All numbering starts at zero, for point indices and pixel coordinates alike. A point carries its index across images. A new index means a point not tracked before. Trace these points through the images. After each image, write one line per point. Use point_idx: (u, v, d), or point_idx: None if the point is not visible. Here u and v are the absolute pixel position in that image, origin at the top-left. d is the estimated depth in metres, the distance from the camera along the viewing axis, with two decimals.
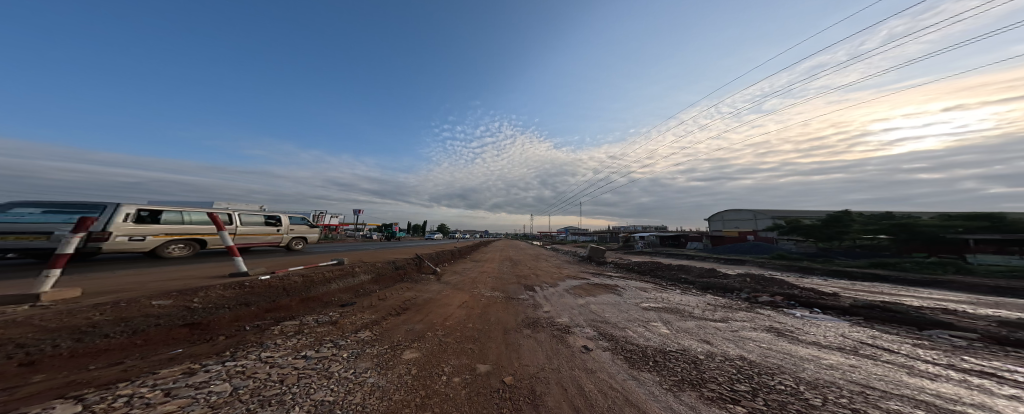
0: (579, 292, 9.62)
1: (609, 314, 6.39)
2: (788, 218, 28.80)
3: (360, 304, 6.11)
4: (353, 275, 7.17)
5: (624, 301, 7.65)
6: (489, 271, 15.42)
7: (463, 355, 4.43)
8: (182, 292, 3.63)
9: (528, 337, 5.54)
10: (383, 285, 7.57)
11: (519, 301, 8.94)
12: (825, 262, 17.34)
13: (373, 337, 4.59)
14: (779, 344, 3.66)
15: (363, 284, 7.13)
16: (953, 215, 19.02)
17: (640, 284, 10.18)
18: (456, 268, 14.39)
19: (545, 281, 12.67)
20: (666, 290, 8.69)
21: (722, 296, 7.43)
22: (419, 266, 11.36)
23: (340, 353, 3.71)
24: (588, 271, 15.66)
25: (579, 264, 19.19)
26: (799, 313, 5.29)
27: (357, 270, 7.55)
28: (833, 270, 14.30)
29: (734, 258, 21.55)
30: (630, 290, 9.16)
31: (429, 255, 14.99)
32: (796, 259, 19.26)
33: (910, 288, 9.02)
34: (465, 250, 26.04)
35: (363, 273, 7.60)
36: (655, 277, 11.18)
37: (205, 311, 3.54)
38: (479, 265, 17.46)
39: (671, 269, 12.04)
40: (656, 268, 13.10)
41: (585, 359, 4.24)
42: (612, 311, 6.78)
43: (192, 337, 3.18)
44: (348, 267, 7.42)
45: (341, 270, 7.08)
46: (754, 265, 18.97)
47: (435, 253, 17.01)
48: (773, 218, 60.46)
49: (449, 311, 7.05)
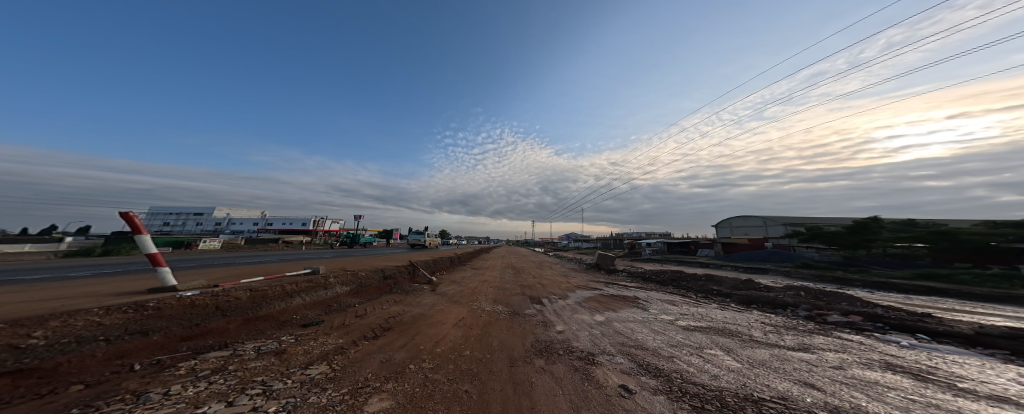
0: (594, 306, 8.31)
1: (644, 337, 5.04)
2: (808, 225, 27.26)
3: (328, 324, 4.85)
4: (327, 286, 5.96)
5: (654, 319, 6.31)
6: (491, 280, 14.14)
7: (453, 404, 3.14)
8: (32, 322, 2.46)
9: (542, 372, 4.22)
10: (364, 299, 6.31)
11: (524, 317, 7.66)
12: (859, 272, 15.86)
13: (330, 374, 3.29)
14: (949, 400, 2.30)
15: (339, 297, 5.90)
16: (998, 222, 17.51)
17: (664, 296, 8.82)
18: (454, 277, 13.07)
19: (552, 292, 11.36)
20: (700, 305, 7.37)
21: (774, 314, 6.07)
22: (412, 276, 10.11)
23: (264, 408, 2.42)
24: (599, 280, 14.25)
25: (588, 272, 17.81)
26: (906, 342, 3.93)
27: (333, 281, 6.32)
28: (876, 281, 12.78)
29: (753, 267, 20.07)
30: (656, 304, 7.83)
31: (425, 262, 13.71)
32: (824, 269, 17.75)
33: (990, 306, 7.58)
34: (465, 258, 24.76)
35: (341, 284, 6.36)
36: (679, 288, 9.82)
37: (58, 347, 2.31)
38: (479, 273, 16.17)
39: (696, 279, 10.66)
40: (677, 277, 11.73)
41: (628, 409, 2.91)
42: (643, 331, 5.45)
43: (10, 392, 1.92)
44: (322, 276, 6.19)
45: (312, 280, 5.86)
46: (778, 275, 17.46)
47: (432, 261, 15.74)
48: (784, 225, 58.72)
49: (441, 332, 5.75)
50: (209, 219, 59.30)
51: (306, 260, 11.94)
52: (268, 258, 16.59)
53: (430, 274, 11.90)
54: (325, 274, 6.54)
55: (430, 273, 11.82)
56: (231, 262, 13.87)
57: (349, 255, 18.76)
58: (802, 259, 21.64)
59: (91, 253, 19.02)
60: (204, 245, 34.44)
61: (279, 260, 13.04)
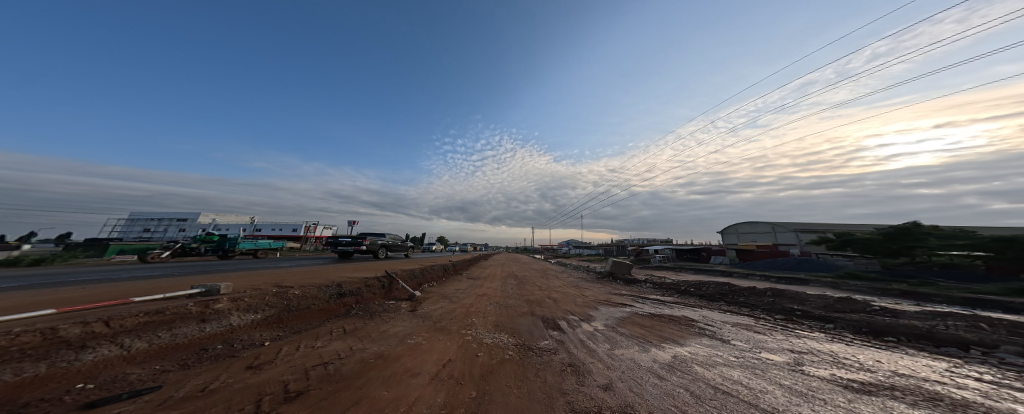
0: (640, 333, 5.86)
1: (794, 409, 2.59)
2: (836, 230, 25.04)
3: (182, 380, 2.37)
4: (215, 315, 3.47)
5: (763, 363, 3.85)
6: (490, 294, 11.71)
7: None
8: None
9: None
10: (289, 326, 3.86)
11: (541, 356, 5.15)
12: (921, 284, 13.64)
13: None
14: None
15: (234, 332, 3.30)
16: None
17: (731, 319, 6.38)
18: (446, 291, 10.52)
19: (569, 311, 8.94)
20: (806, 336, 4.92)
21: (968, 359, 3.62)
22: (386, 292, 7.58)
23: None
24: (621, 293, 11.78)
25: (603, 283, 15.39)
26: None
27: (234, 307, 3.83)
28: (963, 298, 10.47)
29: (789, 279, 17.63)
30: (735, 333, 5.36)
31: (411, 272, 11.22)
32: (874, 280, 15.54)
33: None
34: (462, 266, 22.22)
35: (248, 309, 3.87)
36: (742, 307, 7.40)
37: None
38: (477, 285, 13.67)
39: (756, 291, 8.26)
40: (725, 289, 9.37)
41: None
42: (774, 392, 2.97)
43: None
44: (212, 300, 3.71)
45: (182, 309, 3.33)
46: (824, 287, 15.09)
47: (421, 270, 13.17)
48: (795, 231, 56.64)
49: (409, 395, 3.25)
50: (193, 225, 56.19)
51: (257, 274, 9.41)
52: (230, 265, 14.17)
53: (415, 288, 9.37)
54: (227, 295, 4.08)
55: (415, 287, 9.32)
56: (174, 271, 11.39)
57: (327, 263, 16.23)
58: (840, 269, 19.30)
59: (25, 263, 16.27)
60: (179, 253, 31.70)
61: (228, 272, 10.52)
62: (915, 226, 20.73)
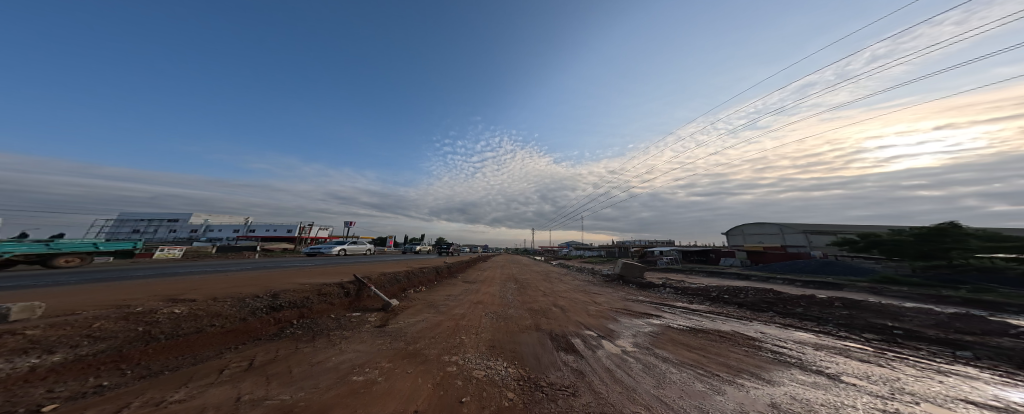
0: (691, 358, 4.23)
1: None
2: (862, 231, 23.53)
3: None
4: None
5: None
6: (487, 301, 10.11)
7: None
8: None
9: None
10: (129, 369, 2.22)
11: (554, 401, 3.49)
12: (977, 291, 12.05)
13: None
14: None
15: None
16: None
17: (812, 342, 4.68)
18: (434, 298, 8.88)
19: (583, 324, 7.31)
20: (963, 376, 3.23)
21: None
22: (350, 302, 5.92)
23: None
24: (638, 299, 10.14)
25: (614, 287, 13.80)
26: None
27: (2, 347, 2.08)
28: None
29: (819, 284, 15.94)
30: (838, 365, 3.69)
31: (395, 275, 9.59)
32: (916, 285, 13.96)
33: None
34: (458, 268, 20.62)
35: (38, 348, 2.14)
36: (808, 323, 5.75)
37: None
38: (473, 290, 12.06)
39: (817, 300, 6.62)
40: (771, 296, 7.72)
41: None
42: None
43: None
44: None
45: None
46: (862, 293, 13.36)
47: (409, 273, 11.49)
48: (806, 234, 54.91)
49: None
50: (183, 225, 54.40)
51: (202, 279, 7.69)
52: (192, 268, 12.43)
53: (394, 295, 7.70)
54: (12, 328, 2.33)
55: (394, 295, 7.65)
56: (114, 279, 9.66)
57: (305, 266, 14.52)
58: (871, 274, 17.60)
59: None
60: (161, 253, 29.93)
61: (174, 277, 8.80)
62: (954, 227, 19.06)
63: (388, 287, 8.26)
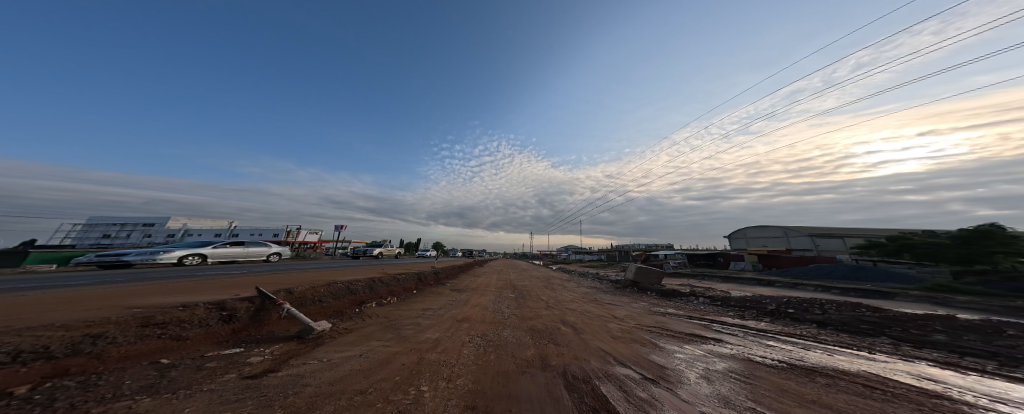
0: None
1: None
2: (892, 233, 22.02)
3: None
4: None
5: None
6: (474, 317, 7.76)
7: None
8: None
9: None
10: None
11: None
12: None
13: None
14: None
15: None
16: None
17: None
18: (401, 314, 6.54)
19: (607, 356, 4.99)
20: None
21: None
22: (234, 331, 3.55)
23: None
24: (670, 314, 7.85)
25: (630, 296, 11.56)
26: None
27: None
28: None
29: (863, 292, 13.83)
30: None
31: (350, 284, 7.24)
32: (982, 294, 11.93)
33: None
34: (449, 275, 18.26)
35: None
36: (982, 360, 3.56)
37: None
38: (459, 302, 9.75)
39: (961, 323, 4.43)
40: (865, 311, 5.56)
41: None
42: None
43: None
44: None
45: None
46: (922, 303, 11.27)
47: (377, 279, 9.08)
48: (811, 237, 53.72)
49: None
50: (158, 230, 50.82)
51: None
52: (104, 280, 9.83)
53: (333, 313, 5.31)
54: None
55: (333, 313, 5.28)
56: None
57: (260, 275, 12.06)
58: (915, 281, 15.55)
59: None
60: None
61: (34, 294, 6.29)
62: (1000, 229, 17.12)
63: (333, 299, 5.89)
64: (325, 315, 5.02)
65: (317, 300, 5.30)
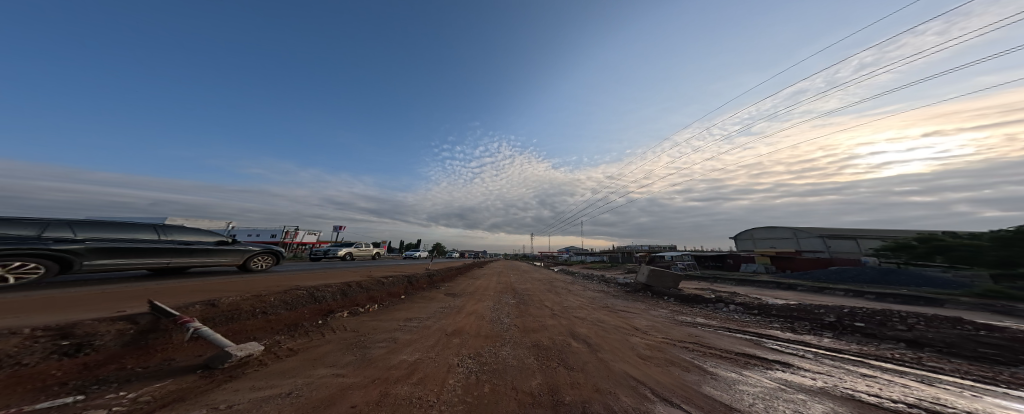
0: None
1: None
2: (924, 235, 20.61)
3: None
4: None
5: None
6: (469, 330, 6.51)
7: None
8: None
9: None
10: None
11: None
12: None
13: None
14: None
15: None
16: None
17: None
18: (377, 327, 5.25)
19: (642, 386, 3.70)
20: None
21: None
22: (82, 370, 2.20)
23: None
24: (704, 326, 6.56)
25: (647, 301, 10.35)
26: None
27: None
28: None
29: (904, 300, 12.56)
30: None
31: (316, 291, 5.55)
32: None
33: None
34: (446, 277, 17.09)
35: None
36: None
37: None
38: (455, 308, 8.57)
39: None
40: (977, 331, 4.26)
41: None
42: None
43: None
44: None
45: None
46: (980, 311, 9.98)
47: (359, 280, 7.81)
48: (822, 238, 52.19)
49: None
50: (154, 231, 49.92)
51: None
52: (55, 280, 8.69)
53: (280, 326, 4.00)
54: None
55: (280, 325, 3.99)
56: None
57: (235, 275, 10.92)
58: (960, 289, 14.04)
59: None
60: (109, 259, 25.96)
61: None
62: None
63: (288, 306, 4.62)
64: (266, 330, 3.74)
65: (259, 310, 4.02)
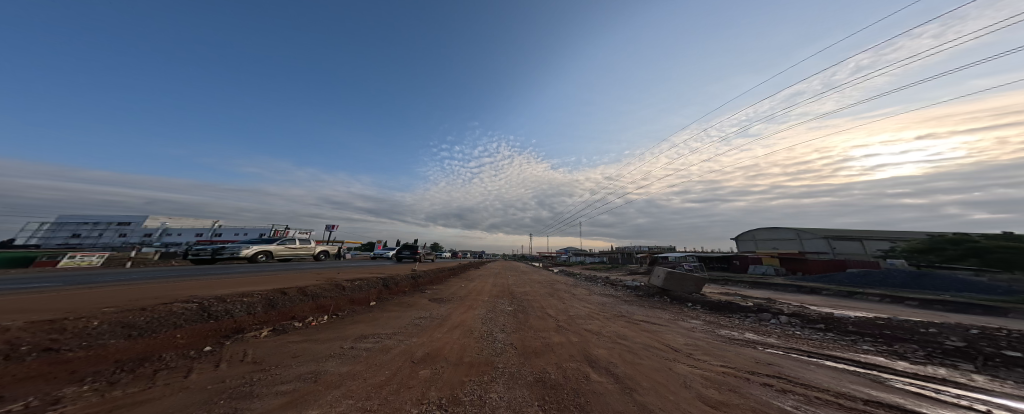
0: None
1: None
2: (956, 236, 19.72)
3: None
4: None
5: None
6: (444, 353, 4.70)
7: None
8: None
9: None
10: None
11: None
12: None
13: None
14: None
15: None
16: None
17: None
18: (302, 353, 3.45)
19: None
20: None
21: None
22: None
23: None
24: (770, 349, 4.79)
25: (669, 310, 8.73)
26: None
27: None
28: None
29: (953, 311, 11.15)
30: None
31: (209, 305, 3.71)
32: None
33: None
34: (437, 279, 15.37)
35: None
36: None
37: None
38: (436, 319, 6.88)
39: None
40: None
41: None
42: None
43: None
44: None
45: None
46: None
47: (308, 284, 6.01)
48: (825, 239, 51.13)
49: None
50: (133, 229, 47.60)
51: None
52: None
53: (81, 375, 2.09)
54: None
55: (89, 368, 2.14)
56: None
57: (177, 278, 9.11)
58: (1012, 299, 12.47)
59: None
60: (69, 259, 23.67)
61: None
62: None
63: (122, 337, 2.64)
64: (33, 383, 1.91)
65: (26, 348, 2.10)
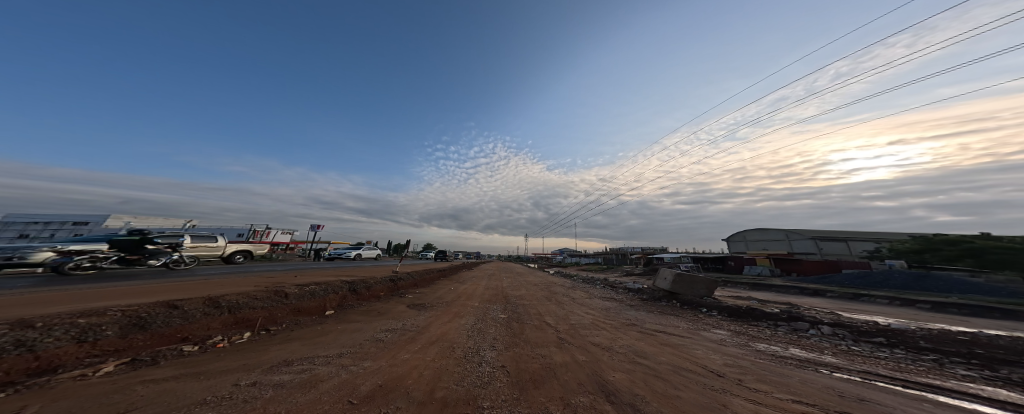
0: None
1: None
2: (953, 237, 19.81)
3: None
4: None
5: None
6: (404, 384, 3.36)
7: None
8: None
9: None
10: None
11: None
12: None
13: None
14: None
15: None
16: None
17: None
18: (142, 406, 2.06)
19: None
20: None
21: None
22: None
23: None
24: (840, 373, 3.65)
25: (683, 318, 7.66)
26: None
27: None
28: None
29: (968, 315, 10.62)
30: None
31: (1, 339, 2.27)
32: None
33: None
34: (423, 282, 14.02)
35: None
36: None
37: None
38: (409, 331, 5.56)
39: None
40: None
41: None
42: None
43: None
44: None
45: None
46: None
47: (226, 293, 4.50)
48: (813, 240, 51.94)
49: None
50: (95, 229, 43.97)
51: None
52: None
53: None
54: None
55: None
56: None
57: (94, 288, 7.44)
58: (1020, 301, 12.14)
59: None
60: None
61: None
62: None
63: None
64: None
65: None
